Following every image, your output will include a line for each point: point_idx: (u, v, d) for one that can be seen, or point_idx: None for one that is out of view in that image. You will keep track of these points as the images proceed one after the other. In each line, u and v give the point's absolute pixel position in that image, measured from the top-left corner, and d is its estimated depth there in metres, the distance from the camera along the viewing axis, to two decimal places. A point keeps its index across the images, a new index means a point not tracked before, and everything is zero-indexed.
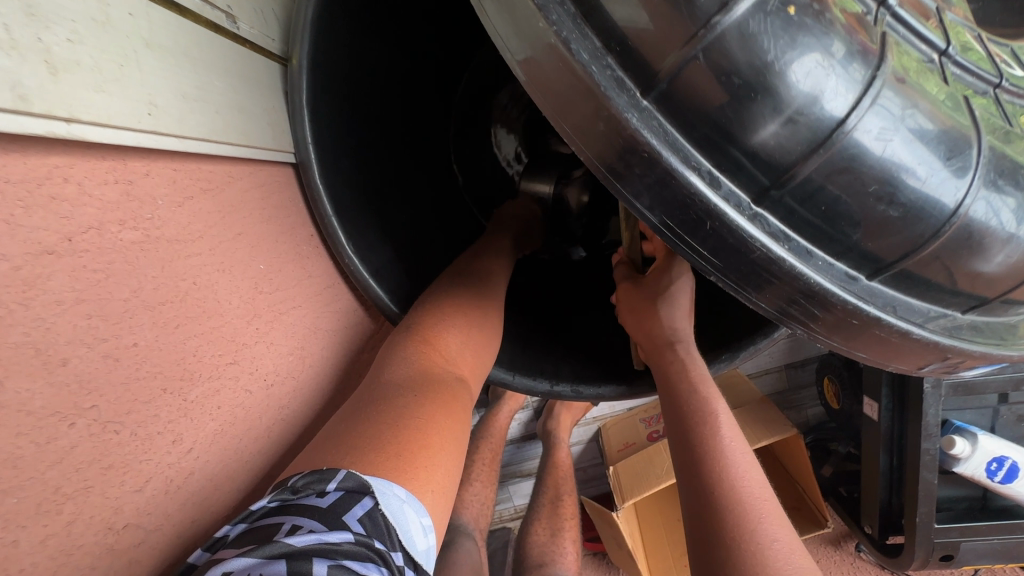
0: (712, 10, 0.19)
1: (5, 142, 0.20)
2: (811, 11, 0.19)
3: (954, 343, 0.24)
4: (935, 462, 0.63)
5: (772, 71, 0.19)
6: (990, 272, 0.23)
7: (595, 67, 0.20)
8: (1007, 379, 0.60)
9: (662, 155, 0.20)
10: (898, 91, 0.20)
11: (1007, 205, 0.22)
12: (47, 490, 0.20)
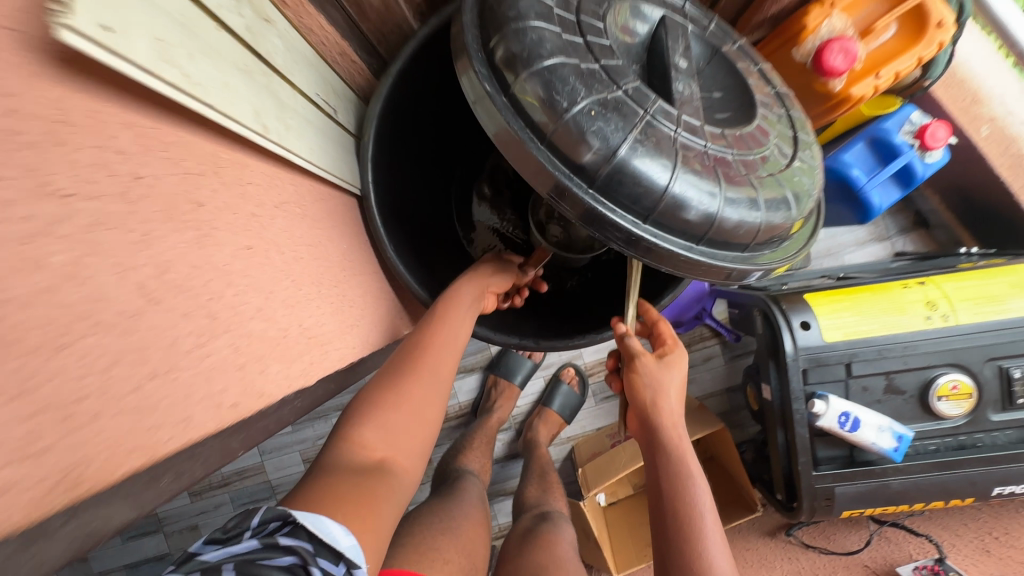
0: (562, 112, 0.50)
1: (269, 157, 0.48)
2: (602, 111, 0.50)
3: (682, 253, 0.53)
4: (805, 420, 0.86)
5: (586, 133, 0.50)
6: (694, 219, 0.53)
7: (521, 132, 0.52)
8: (843, 353, 0.85)
9: (545, 165, 0.51)
10: (640, 140, 0.50)
11: (694, 188, 0.51)
12: (279, 298, 0.45)
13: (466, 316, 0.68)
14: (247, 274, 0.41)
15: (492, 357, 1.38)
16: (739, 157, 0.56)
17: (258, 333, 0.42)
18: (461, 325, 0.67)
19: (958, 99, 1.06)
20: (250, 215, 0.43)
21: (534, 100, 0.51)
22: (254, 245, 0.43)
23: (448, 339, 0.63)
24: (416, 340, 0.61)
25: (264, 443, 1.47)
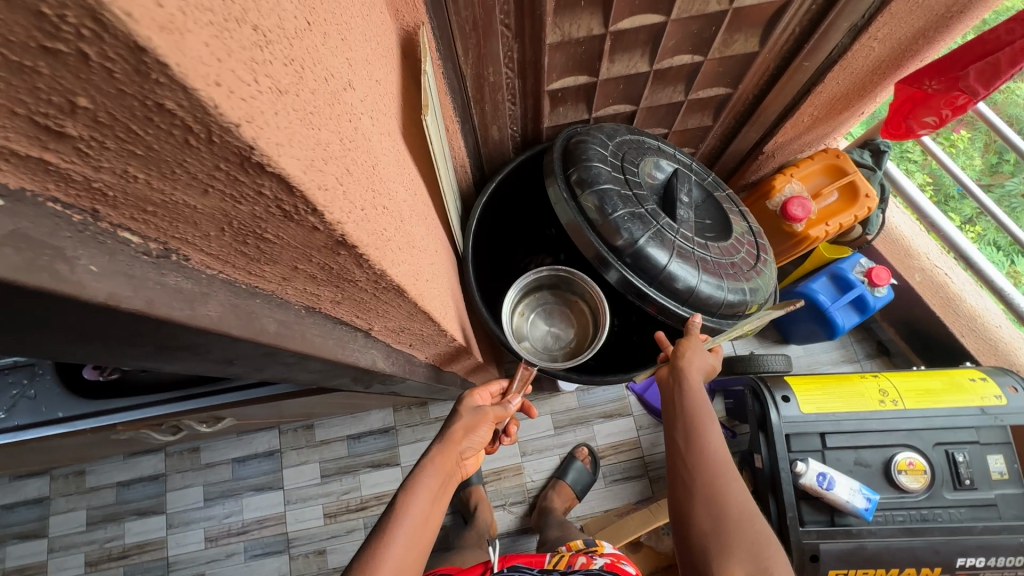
0: (607, 214, 0.82)
1: (437, 204, 0.79)
2: (632, 218, 0.82)
3: (675, 311, 0.83)
4: (789, 478, 1.04)
5: (622, 228, 0.81)
6: (681, 288, 0.82)
7: (581, 222, 0.83)
8: (815, 422, 1.06)
9: (595, 244, 0.82)
10: (654, 238, 0.82)
11: (685, 271, 0.82)
12: (443, 280, 0.71)
13: (429, 506, 0.77)
14: (436, 258, 0.68)
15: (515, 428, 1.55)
16: (715, 259, 0.87)
17: (443, 295, 0.67)
18: (425, 511, 0.76)
19: (894, 252, 1.44)
20: (433, 229, 0.71)
21: (591, 205, 0.83)
22: (435, 244, 0.70)
23: (414, 535, 0.73)
24: (374, 550, 0.69)
25: (291, 493, 1.56)
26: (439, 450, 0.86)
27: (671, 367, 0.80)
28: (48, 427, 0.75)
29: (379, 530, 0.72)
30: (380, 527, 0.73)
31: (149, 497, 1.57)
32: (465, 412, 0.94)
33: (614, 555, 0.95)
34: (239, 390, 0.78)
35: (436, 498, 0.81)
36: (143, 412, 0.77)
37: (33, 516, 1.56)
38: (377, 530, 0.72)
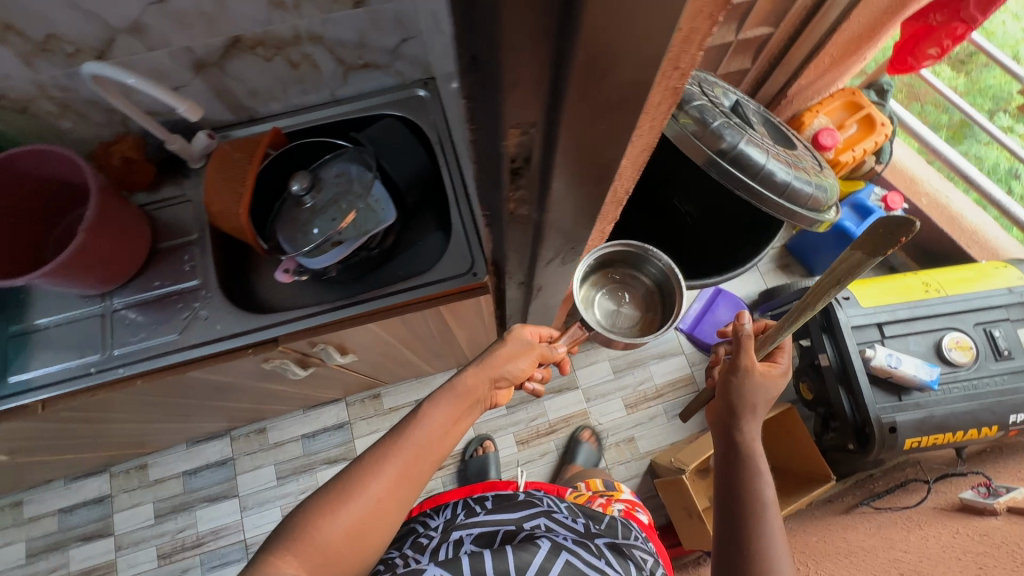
0: (709, 122, 0.93)
1: None
2: (728, 124, 0.94)
3: (776, 202, 0.94)
4: (861, 364, 1.16)
5: (723, 132, 0.93)
6: (778, 183, 0.94)
7: (688, 131, 0.94)
8: (873, 315, 1.20)
9: (703, 149, 0.93)
10: (749, 140, 0.94)
11: (779, 167, 0.94)
12: None
13: (444, 426, 0.73)
14: None
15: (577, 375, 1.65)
16: (795, 161, 1.00)
17: None
18: (439, 433, 0.72)
19: (900, 181, 1.62)
20: None
21: (694, 115, 0.94)
22: None
23: (417, 456, 0.69)
24: (382, 452, 0.68)
25: None
26: (470, 371, 0.80)
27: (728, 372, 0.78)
28: (218, 346, 0.79)
29: (384, 444, 0.69)
30: (388, 436, 0.70)
31: (219, 482, 1.54)
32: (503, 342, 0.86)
33: (628, 500, 1.10)
34: (397, 292, 0.81)
35: (456, 419, 0.76)
36: (304, 323, 0.80)
37: (96, 516, 1.51)
38: (382, 441, 0.70)
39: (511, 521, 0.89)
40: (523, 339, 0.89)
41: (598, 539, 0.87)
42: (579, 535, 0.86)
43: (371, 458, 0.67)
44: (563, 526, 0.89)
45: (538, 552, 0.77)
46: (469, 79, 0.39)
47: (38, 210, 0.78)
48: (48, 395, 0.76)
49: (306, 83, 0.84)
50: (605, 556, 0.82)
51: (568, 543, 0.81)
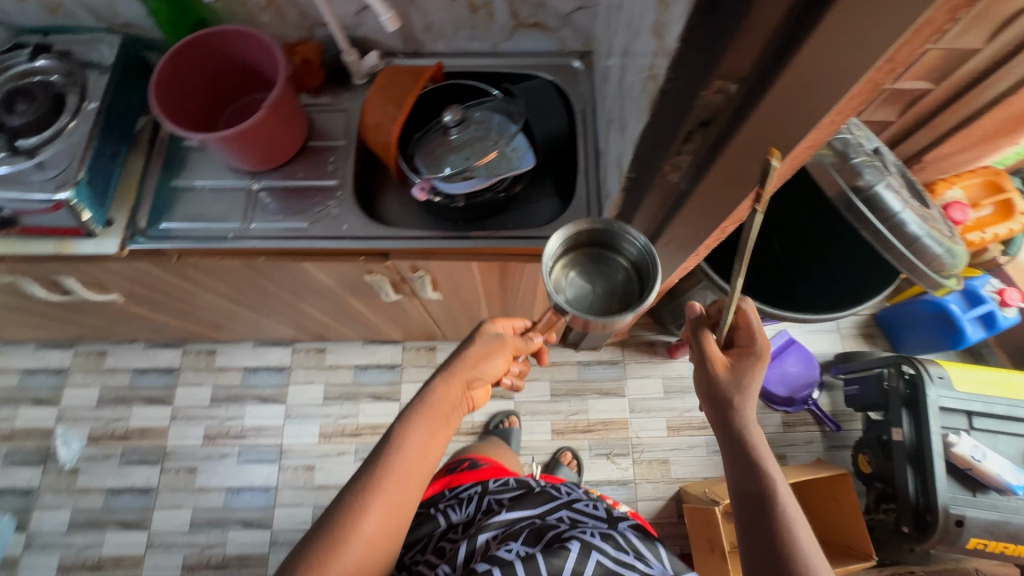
0: (850, 156, 0.90)
1: None
2: (869, 163, 0.91)
3: (900, 252, 0.91)
4: (943, 448, 1.10)
5: (863, 169, 0.90)
6: (908, 235, 0.90)
7: (826, 162, 0.92)
8: (965, 403, 1.14)
9: (838, 182, 0.91)
10: (887, 183, 0.91)
11: (912, 218, 0.90)
12: None
13: (424, 446, 0.69)
14: None
15: (627, 384, 1.64)
16: (929, 217, 0.95)
17: None
18: (417, 458, 0.68)
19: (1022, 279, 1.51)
20: None
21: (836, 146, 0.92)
22: None
23: (396, 489, 0.65)
24: (360, 493, 0.64)
25: None
26: (440, 384, 0.74)
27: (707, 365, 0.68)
28: (340, 243, 0.84)
29: (360, 484, 0.65)
30: (366, 473, 0.66)
31: (273, 386, 1.64)
32: (471, 343, 0.78)
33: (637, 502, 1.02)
34: (510, 238, 0.84)
35: (433, 435, 0.71)
36: (419, 245, 0.85)
37: (162, 384, 1.64)
38: (359, 477, 0.66)
39: (533, 518, 0.83)
40: (494, 339, 0.79)
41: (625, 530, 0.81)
42: (603, 527, 0.81)
43: (352, 497, 0.64)
44: (582, 520, 0.83)
45: (568, 555, 0.72)
46: (695, 25, 0.42)
47: (222, 85, 0.87)
48: (187, 247, 0.84)
49: (476, 29, 0.89)
50: (633, 552, 0.76)
51: (595, 542, 0.75)
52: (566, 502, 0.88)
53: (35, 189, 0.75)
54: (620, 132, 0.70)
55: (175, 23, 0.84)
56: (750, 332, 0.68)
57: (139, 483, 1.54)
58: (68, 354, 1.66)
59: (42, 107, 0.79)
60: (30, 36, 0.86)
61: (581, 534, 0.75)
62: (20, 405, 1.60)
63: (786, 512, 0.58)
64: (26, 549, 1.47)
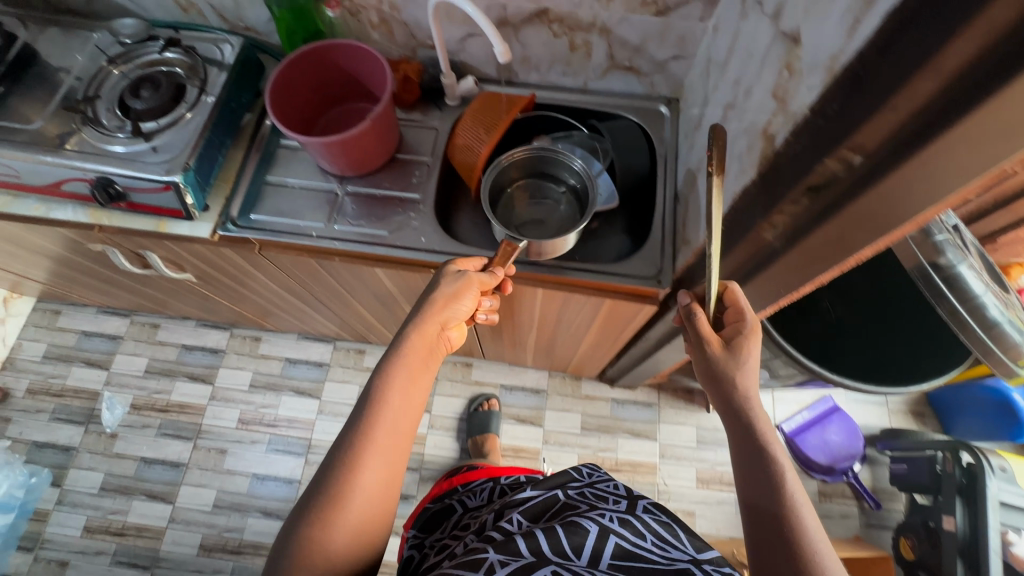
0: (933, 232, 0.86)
1: None
2: (952, 241, 0.87)
3: (980, 338, 0.87)
4: (1000, 545, 1.08)
5: (945, 246, 0.86)
6: (989, 321, 0.87)
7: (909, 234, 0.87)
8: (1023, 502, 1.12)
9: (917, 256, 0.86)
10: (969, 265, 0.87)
11: (994, 305, 0.87)
12: None
13: (410, 386, 0.68)
14: None
15: (660, 428, 1.60)
16: (1013, 308, 0.92)
17: None
18: (402, 406, 0.66)
19: None
20: None
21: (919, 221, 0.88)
22: None
23: (391, 440, 0.63)
24: (352, 438, 0.62)
25: (436, 419, 1.61)
26: (414, 327, 0.72)
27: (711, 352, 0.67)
28: (416, 254, 0.87)
29: (350, 438, 0.62)
30: (355, 427, 0.63)
31: (310, 380, 1.67)
32: (436, 289, 0.76)
33: None
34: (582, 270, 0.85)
35: (415, 383, 0.69)
36: None
37: (206, 363, 1.69)
38: (349, 433, 0.63)
39: (553, 495, 0.80)
40: (461, 281, 0.76)
41: (644, 513, 0.73)
42: (620, 510, 0.74)
43: (345, 442, 0.62)
44: (598, 501, 0.76)
45: (589, 534, 0.66)
46: (831, 98, 0.43)
47: (328, 92, 0.92)
48: (272, 239, 0.87)
49: (571, 66, 0.92)
50: (653, 537, 0.68)
51: (614, 526, 0.68)
52: (577, 485, 0.82)
53: (147, 170, 0.80)
54: (710, 182, 0.71)
55: (291, 32, 0.89)
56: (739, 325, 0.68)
57: (171, 457, 1.58)
58: (125, 322, 1.73)
59: (164, 96, 0.85)
60: (161, 30, 0.93)
61: (597, 516, 0.69)
62: (74, 365, 1.68)
63: (780, 482, 0.58)
64: (58, 505, 1.52)
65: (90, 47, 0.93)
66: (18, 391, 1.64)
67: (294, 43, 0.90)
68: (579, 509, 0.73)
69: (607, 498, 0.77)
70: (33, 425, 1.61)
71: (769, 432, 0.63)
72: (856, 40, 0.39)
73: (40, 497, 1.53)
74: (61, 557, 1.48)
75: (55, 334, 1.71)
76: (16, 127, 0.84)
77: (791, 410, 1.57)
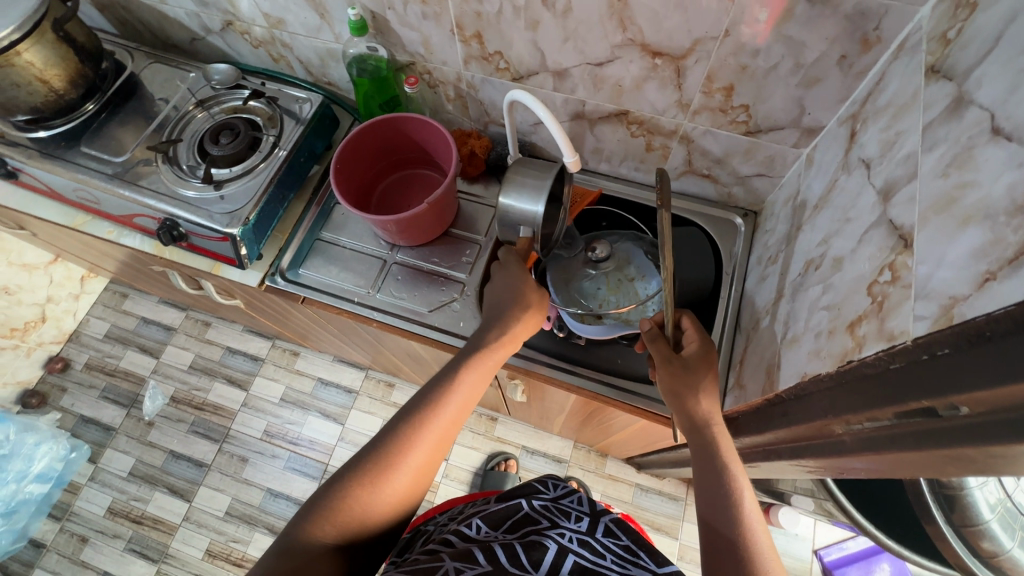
0: None
1: None
2: None
3: None
4: None
5: None
6: None
7: None
8: None
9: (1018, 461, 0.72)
10: None
11: None
12: None
13: (473, 385, 0.65)
14: None
15: (684, 525, 1.50)
16: None
17: None
18: (467, 400, 0.64)
19: None
20: None
21: None
22: None
23: (447, 426, 0.61)
24: (410, 421, 0.60)
25: (452, 469, 1.57)
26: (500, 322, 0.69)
27: (671, 354, 0.63)
28: (451, 338, 0.85)
29: (414, 413, 0.60)
30: (419, 404, 0.61)
31: (338, 404, 1.68)
32: (526, 287, 0.71)
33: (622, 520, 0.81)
34: (622, 389, 0.81)
35: (483, 380, 0.66)
36: (524, 365, 0.84)
37: (246, 369, 1.74)
38: (412, 409, 0.61)
39: (519, 506, 0.67)
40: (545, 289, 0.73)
41: (605, 536, 0.62)
42: (579, 531, 0.62)
43: (398, 421, 0.60)
44: (560, 515, 0.65)
45: (548, 550, 0.57)
46: (950, 341, 0.35)
47: (394, 155, 0.92)
48: (315, 297, 0.88)
49: (644, 163, 0.87)
50: (614, 556, 0.59)
51: (573, 545, 0.58)
52: (542, 495, 0.69)
53: (210, 219, 0.83)
54: (778, 336, 0.63)
55: (368, 96, 0.89)
56: (697, 347, 0.63)
57: (197, 455, 1.64)
58: (181, 315, 1.82)
59: (240, 145, 0.88)
60: (251, 78, 0.96)
61: (558, 534, 0.60)
62: (129, 349, 1.77)
63: (746, 491, 0.52)
64: (90, 481, 1.60)
65: (185, 85, 0.98)
66: (76, 364, 1.75)
67: (369, 106, 0.90)
68: (540, 525, 0.63)
69: (569, 512, 0.66)
70: (83, 399, 1.71)
71: (727, 448, 0.57)
72: (988, 299, 0.32)
73: (76, 471, 1.61)
74: (84, 533, 1.55)
75: (118, 316, 1.82)
76: (104, 157, 0.90)
77: (838, 536, 1.42)
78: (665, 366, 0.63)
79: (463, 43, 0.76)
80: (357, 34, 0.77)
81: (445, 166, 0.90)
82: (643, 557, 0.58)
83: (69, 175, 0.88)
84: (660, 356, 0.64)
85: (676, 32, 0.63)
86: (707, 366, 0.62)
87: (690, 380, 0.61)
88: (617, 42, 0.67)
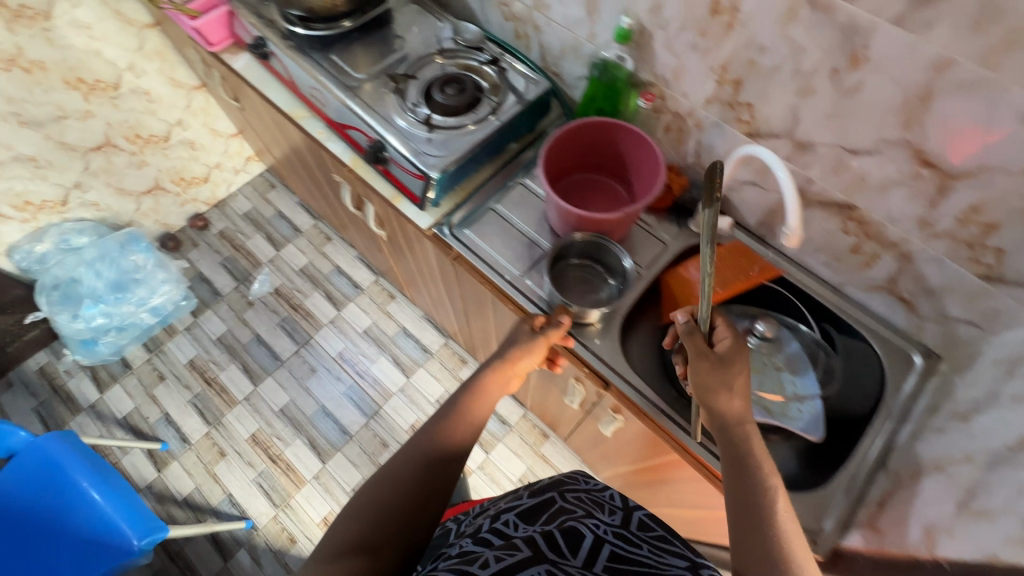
0: None
1: None
2: None
3: None
4: None
5: None
6: None
7: None
8: None
9: None
10: None
11: None
12: None
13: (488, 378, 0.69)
14: None
15: None
16: None
17: None
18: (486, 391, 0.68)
19: None
20: None
21: None
22: None
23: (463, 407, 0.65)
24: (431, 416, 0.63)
25: (489, 462, 1.58)
26: (517, 347, 0.74)
27: (698, 347, 0.63)
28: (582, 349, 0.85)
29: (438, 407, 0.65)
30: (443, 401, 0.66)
31: (410, 357, 1.74)
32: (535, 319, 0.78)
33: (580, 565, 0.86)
34: None
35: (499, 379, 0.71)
36: (642, 404, 0.82)
37: (345, 292, 1.84)
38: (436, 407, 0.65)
39: (550, 497, 0.62)
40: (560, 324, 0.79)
41: (640, 527, 0.58)
42: (615, 522, 0.58)
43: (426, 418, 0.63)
44: (594, 504, 0.61)
45: (583, 540, 0.52)
46: None
47: (594, 159, 0.94)
48: (470, 259, 0.91)
49: (839, 262, 0.82)
50: (651, 545, 0.55)
51: (608, 535, 0.54)
52: (575, 486, 0.65)
53: (416, 156, 0.88)
54: None
55: (593, 99, 0.91)
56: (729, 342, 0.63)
57: (276, 348, 1.75)
58: (311, 223, 1.96)
59: (463, 101, 0.93)
60: (491, 45, 1.02)
61: (591, 524, 0.55)
62: (258, 233, 1.93)
63: (778, 497, 0.49)
64: (185, 331, 1.77)
65: (432, 32, 1.05)
66: (214, 228, 1.94)
67: (589, 108, 0.92)
68: (574, 512, 0.58)
69: (603, 502, 0.61)
70: (206, 259, 1.88)
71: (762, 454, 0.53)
72: None
73: (179, 317, 1.78)
74: (163, 371, 1.71)
75: (262, 203, 2.00)
76: (346, 70, 0.98)
77: None
78: (697, 361, 0.62)
79: (717, 84, 0.76)
80: (619, 42, 0.80)
81: (638, 188, 0.91)
82: (678, 545, 0.56)
83: (313, 73, 0.97)
84: (693, 350, 0.63)
85: (965, 151, 0.59)
86: (739, 363, 0.61)
87: (722, 377, 0.59)
88: (889, 138, 0.64)
